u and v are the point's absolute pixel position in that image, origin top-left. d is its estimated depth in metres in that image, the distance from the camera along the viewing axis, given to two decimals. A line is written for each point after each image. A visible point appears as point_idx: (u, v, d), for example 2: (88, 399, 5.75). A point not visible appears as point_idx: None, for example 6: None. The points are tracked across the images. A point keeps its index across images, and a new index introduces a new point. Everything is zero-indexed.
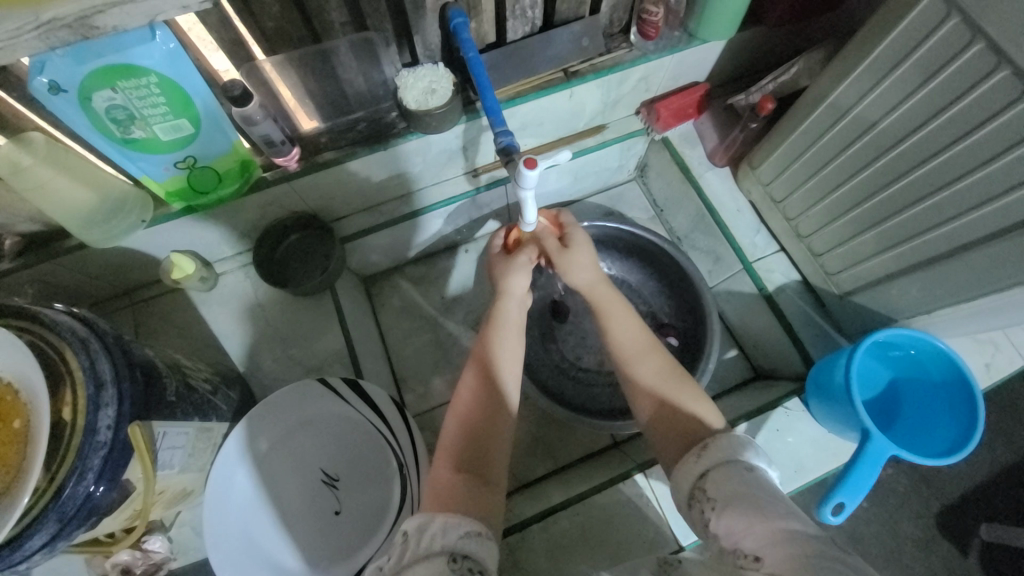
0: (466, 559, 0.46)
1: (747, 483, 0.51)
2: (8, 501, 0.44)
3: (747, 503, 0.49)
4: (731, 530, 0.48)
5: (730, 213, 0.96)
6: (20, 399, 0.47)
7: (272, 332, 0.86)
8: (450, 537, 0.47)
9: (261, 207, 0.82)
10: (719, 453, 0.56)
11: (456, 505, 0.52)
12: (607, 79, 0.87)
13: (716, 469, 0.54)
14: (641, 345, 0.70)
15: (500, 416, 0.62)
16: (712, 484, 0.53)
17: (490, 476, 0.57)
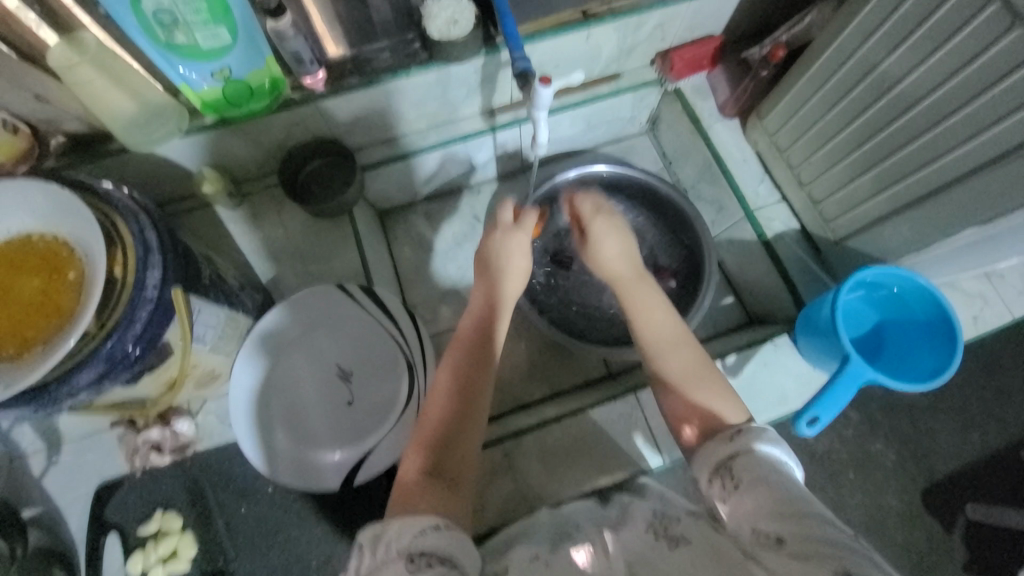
0: (425, 557, 0.42)
1: (770, 471, 0.51)
2: (62, 335, 0.49)
3: (767, 492, 0.49)
4: (749, 512, 0.49)
5: (736, 162, 0.99)
6: (76, 254, 0.53)
7: (291, 249, 0.91)
8: (406, 538, 0.43)
9: (287, 127, 0.86)
10: (743, 442, 0.54)
11: (425, 506, 0.48)
12: (624, 22, 0.90)
13: (740, 455, 0.53)
14: (667, 332, 0.68)
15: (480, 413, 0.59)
16: (736, 467, 0.53)
17: (458, 482, 0.54)
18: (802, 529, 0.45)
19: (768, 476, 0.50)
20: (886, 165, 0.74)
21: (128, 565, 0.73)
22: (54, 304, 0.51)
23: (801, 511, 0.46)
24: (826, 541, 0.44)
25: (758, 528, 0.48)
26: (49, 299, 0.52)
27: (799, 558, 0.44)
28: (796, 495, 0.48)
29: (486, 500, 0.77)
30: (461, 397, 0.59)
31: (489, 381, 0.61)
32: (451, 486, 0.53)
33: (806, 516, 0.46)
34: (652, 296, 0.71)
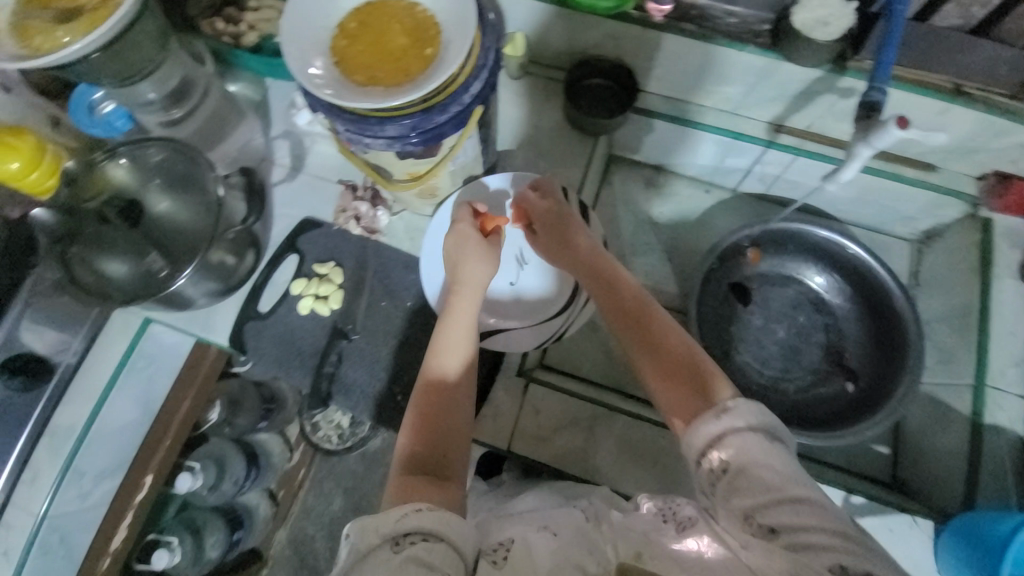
0: (410, 536, 0.48)
1: (760, 454, 0.51)
2: (401, 91, 0.59)
3: (762, 474, 0.50)
4: (744, 501, 0.49)
5: (1004, 330, 0.82)
6: (439, 37, 0.61)
7: (532, 138, 0.97)
8: (391, 522, 0.48)
9: (604, 35, 0.89)
10: (739, 414, 0.53)
11: (415, 496, 0.52)
12: (993, 120, 0.77)
13: (727, 434, 0.53)
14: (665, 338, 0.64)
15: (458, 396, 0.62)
16: (726, 446, 0.52)
17: (445, 471, 0.57)
18: (792, 518, 0.47)
19: (759, 460, 0.51)
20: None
21: (292, 283, 0.86)
22: (408, 63, 0.61)
23: (789, 496, 0.48)
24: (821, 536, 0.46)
25: (751, 517, 0.48)
26: (406, 57, 0.61)
27: (800, 548, 0.46)
28: (790, 480, 0.50)
29: (553, 439, 0.80)
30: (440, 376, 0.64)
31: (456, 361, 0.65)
32: (437, 476, 0.56)
33: (793, 504, 0.48)
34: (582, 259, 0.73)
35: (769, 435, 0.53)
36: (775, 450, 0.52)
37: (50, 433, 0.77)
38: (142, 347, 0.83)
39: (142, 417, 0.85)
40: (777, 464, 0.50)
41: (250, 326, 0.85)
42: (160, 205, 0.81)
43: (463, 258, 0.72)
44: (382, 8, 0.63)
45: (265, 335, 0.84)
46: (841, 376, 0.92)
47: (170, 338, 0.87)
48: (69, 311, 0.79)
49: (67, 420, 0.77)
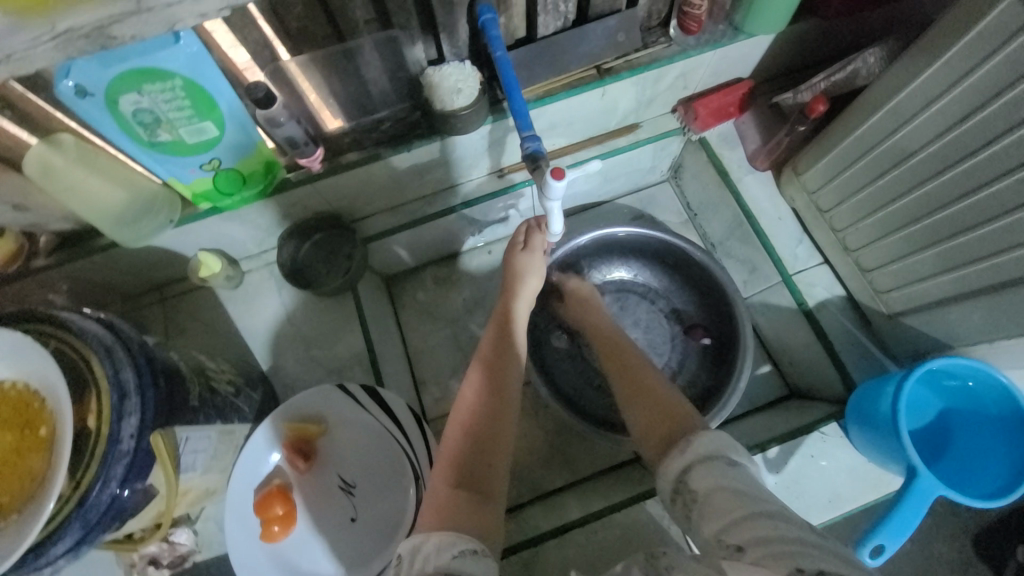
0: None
1: (730, 478, 0.50)
2: (34, 507, 0.45)
3: (727, 495, 0.48)
4: (711, 523, 0.47)
5: (771, 221, 0.90)
6: (46, 405, 0.48)
7: (295, 334, 0.87)
8: (444, 557, 0.48)
9: (285, 207, 0.81)
10: (709, 448, 0.54)
11: (455, 520, 0.52)
12: (641, 77, 0.82)
13: (697, 465, 0.53)
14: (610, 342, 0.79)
15: (505, 410, 0.62)
16: (696, 479, 0.52)
17: (491, 487, 0.56)
18: (755, 529, 0.44)
19: (728, 485, 0.49)
20: (890, 208, 0.71)
21: None
22: (22, 468, 0.47)
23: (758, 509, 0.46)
24: (780, 536, 0.42)
25: (721, 535, 0.46)
26: (18, 460, 0.47)
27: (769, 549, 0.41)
28: (757, 496, 0.48)
29: None
30: (487, 391, 0.64)
31: (507, 412, 0.62)
32: (483, 497, 0.55)
33: (764, 515, 0.45)
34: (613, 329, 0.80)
35: (730, 459, 0.53)
36: (749, 479, 0.50)
37: None
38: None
39: None
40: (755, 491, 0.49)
41: None
42: None
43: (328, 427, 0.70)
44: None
45: None
46: (696, 336, 0.94)
47: None
48: None
49: None
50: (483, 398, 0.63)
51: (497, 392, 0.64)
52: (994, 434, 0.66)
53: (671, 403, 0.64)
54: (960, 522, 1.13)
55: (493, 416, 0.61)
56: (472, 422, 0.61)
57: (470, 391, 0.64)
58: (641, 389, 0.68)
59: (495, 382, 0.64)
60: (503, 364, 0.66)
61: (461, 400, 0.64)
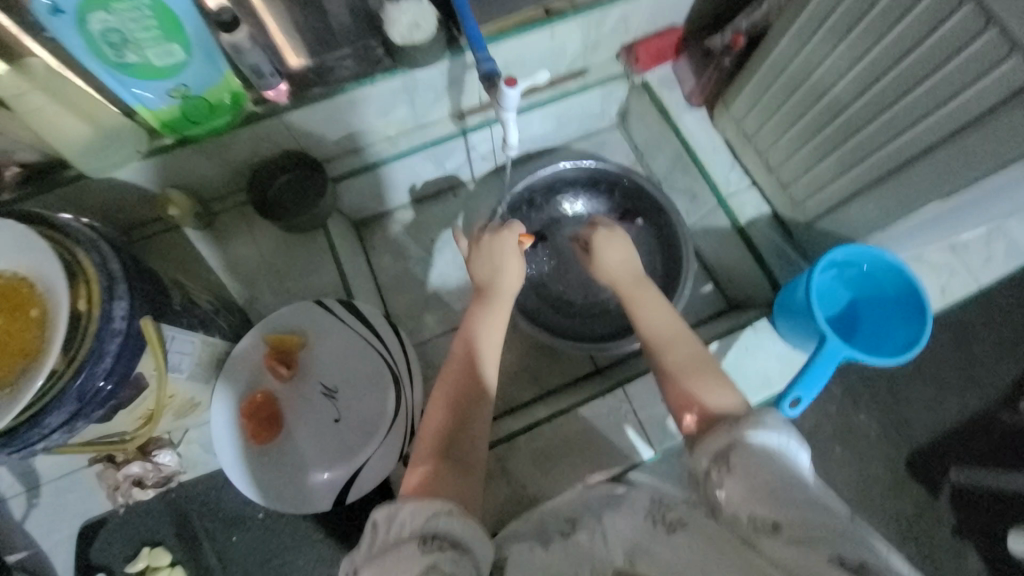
0: (437, 539, 0.48)
1: (767, 457, 0.53)
2: (30, 377, 0.47)
3: (767, 477, 0.51)
4: (740, 499, 0.50)
5: (706, 151, 1.00)
6: (36, 289, 0.50)
7: (267, 270, 0.90)
8: (420, 520, 0.49)
9: (253, 143, 0.84)
10: (743, 426, 0.56)
11: (437, 491, 0.53)
12: (584, 18, 0.90)
13: (739, 443, 0.54)
14: (668, 327, 0.72)
15: (485, 392, 0.64)
16: (736, 454, 0.54)
17: (469, 465, 0.58)
18: (796, 513, 0.47)
19: (765, 463, 0.52)
20: (800, 124, 0.82)
21: None
22: (11, 347, 0.49)
23: (795, 496, 0.49)
24: (818, 522, 0.46)
25: (754, 513, 0.49)
26: (6, 341, 0.49)
27: (801, 542, 0.46)
28: (792, 479, 0.51)
29: (483, 504, 0.76)
30: (465, 372, 0.65)
31: (489, 387, 0.64)
32: (462, 473, 0.57)
33: (801, 500, 0.49)
34: (658, 303, 0.75)
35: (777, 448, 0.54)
36: (783, 462, 0.52)
37: None
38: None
39: None
40: (784, 467, 0.52)
41: None
42: None
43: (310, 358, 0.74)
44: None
45: None
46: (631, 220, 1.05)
47: None
48: None
49: None
50: (468, 365, 0.65)
51: (478, 373, 0.65)
52: (895, 310, 0.78)
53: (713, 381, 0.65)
54: None
55: (473, 392, 0.64)
56: (457, 386, 0.63)
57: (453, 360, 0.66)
58: (682, 371, 0.67)
59: (474, 351, 0.66)
60: (486, 331, 0.68)
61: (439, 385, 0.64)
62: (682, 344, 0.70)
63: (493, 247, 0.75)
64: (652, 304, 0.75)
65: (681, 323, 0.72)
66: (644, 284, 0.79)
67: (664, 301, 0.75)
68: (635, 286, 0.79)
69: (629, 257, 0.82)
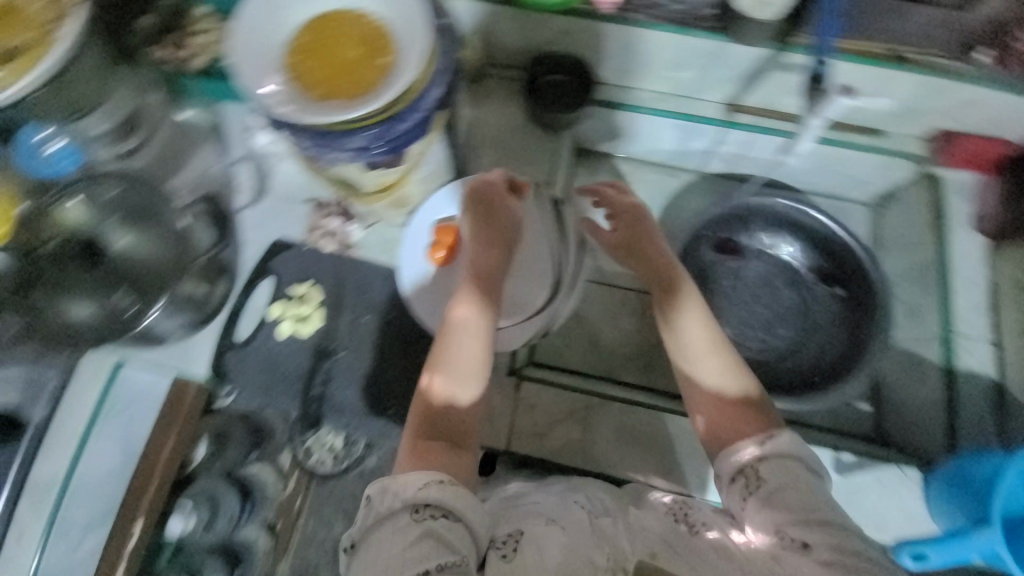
0: (428, 509, 0.52)
1: (801, 478, 0.55)
2: (363, 103, 0.60)
3: (797, 494, 0.54)
4: (775, 517, 0.53)
5: (962, 280, 0.88)
6: (392, 46, 0.63)
7: (498, 139, 0.98)
8: (412, 490, 0.53)
9: (556, 32, 0.89)
10: (780, 447, 0.57)
11: (431, 463, 0.56)
12: (929, 81, 0.81)
13: (772, 458, 0.56)
14: (701, 340, 0.67)
15: (479, 346, 0.67)
16: (764, 470, 0.56)
17: (462, 440, 0.61)
18: (821, 536, 0.51)
19: (798, 483, 0.54)
20: None
21: (270, 306, 0.87)
22: (366, 80, 0.62)
23: (821, 516, 0.52)
24: (849, 548, 0.50)
25: (784, 531, 0.52)
26: (363, 72, 0.63)
27: (829, 562, 0.49)
28: (824, 504, 0.53)
29: (561, 433, 0.86)
30: (460, 334, 0.67)
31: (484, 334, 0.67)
32: (454, 445, 0.60)
33: (832, 523, 0.52)
34: (699, 310, 0.69)
35: (807, 466, 0.57)
36: (818, 487, 0.55)
37: (29, 491, 0.74)
38: (115, 392, 0.80)
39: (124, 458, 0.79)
40: (823, 497, 0.54)
41: (229, 355, 0.86)
42: (121, 241, 0.78)
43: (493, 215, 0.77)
44: (304, 20, 0.64)
45: (255, 356, 0.86)
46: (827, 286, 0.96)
47: (145, 376, 0.84)
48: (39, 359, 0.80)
49: (48, 475, 0.75)
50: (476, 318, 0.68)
51: (475, 325, 0.68)
52: None
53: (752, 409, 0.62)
54: None
55: (479, 346, 0.66)
56: (467, 342, 0.66)
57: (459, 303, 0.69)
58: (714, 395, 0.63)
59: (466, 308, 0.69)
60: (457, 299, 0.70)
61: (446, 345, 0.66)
62: (722, 355, 0.66)
63: (635, 229, 0.81)
64: (690, 312, 0.69)
65: (717, 334, 0.67)
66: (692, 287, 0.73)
67: (706, 311, 0.69)
68: (670, 278, 0.75)
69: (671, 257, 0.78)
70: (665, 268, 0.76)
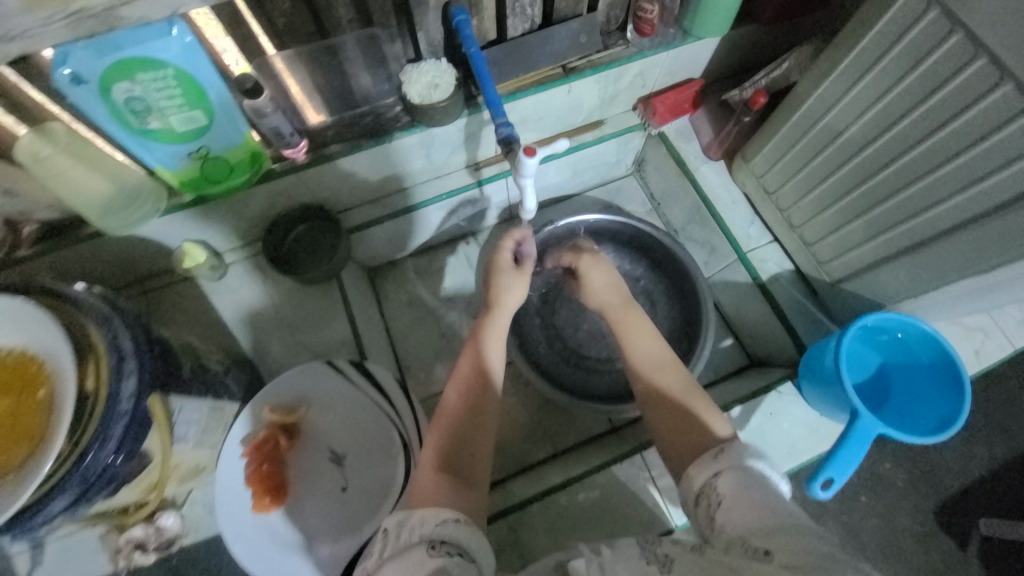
0: (445, 545, 0.47)
1: (758, 486, 0.53)
2: (36, 462, 0.46)
3: (754, 507, 0.50)
4: (740, 529, 0.49)
5: (725, 204, 0.98)
6: (45, 367, 0.49)
7: (280, 320, 0.90)
8: (429, 528, 0.48)
9: (269, 198, 0.84)
10: (735, 457, 0.56)
11: (439, 500, 0.53)
12: (602, 75, 0.90)
13: (728, 472, 0.55)
14: (655, 356, 0.72)
15: (489, 399, 0.65)
16: (723, 485, 0.54)
17: (472, 475, 0.58)
18: (790, 542, 0.46)
19: (758, 496, 0.51)
20: (827, 184, 0.79)
21: None
22: (24, 429, 0.48)
23: (781, 522, 0.48)
24: (810, 548, 0.45)
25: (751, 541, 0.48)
26: (19, 422, 0.48)
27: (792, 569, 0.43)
28: (791, 514, 0.49)
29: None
30: (469, 403, 0.64)
31: (489, 424, 0.63)
32: (466, 482, 0.57)
33: (788, 529, 0.47)
34: (646, 331, 0.75)
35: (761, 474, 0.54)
36: (773, 493, 0.52)
37: None
38: None
39: None
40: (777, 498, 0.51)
41: None
42: None
43: (311, 425, 0.72)
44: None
45: None
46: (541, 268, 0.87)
47: None
48: None
49: None
50: (470, 388, 0.65)
51: (479, 387, 0.66)
52: (932, 381, 0.74)
53: (704, 412, 0.65)
54: (919, 494, 1.22)
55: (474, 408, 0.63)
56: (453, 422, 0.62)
57: (451, 395, 0.65)
58: (681, 408, 0.66)
59: (471, 398, 0.64)
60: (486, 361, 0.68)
61: (439, 415, 0.64)
62: (672, 371, 0.70)
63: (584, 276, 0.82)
64: (642, 332, 0.75)
65: (668, 351, 0.72)
66: (632, 309, 0.78)
67: (653, 334, 0.75)
68: (623, 312, 0.78)
69: (617, 285, 0.81)
70: (614, 308, 0.79)
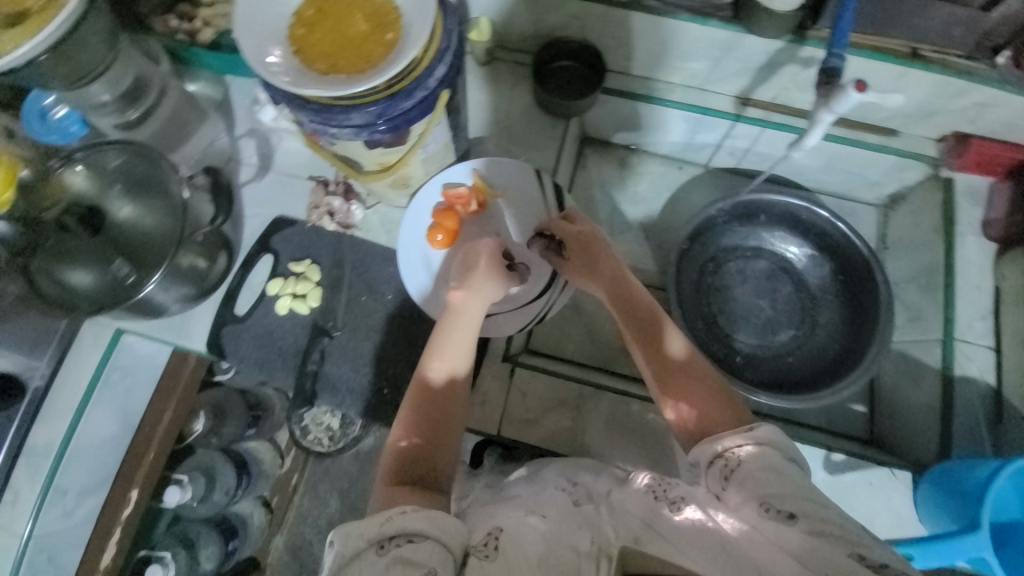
0: (393, 539, 0.44)
1: (782, 462, 0.49)
2: (365, 77, 0.59)
3: (774, 474, 0.48)
4: (760, 487, 0.47)
5: (968, 285, 0.87)
6: (400, 19, 0.61)
7: (504, 125, 0.98)
8: (376, 526, 0.45)
9: (567, 17, 0.88)
10: (764, 437, 0.51)
11: (404, 499, 0.49)
12: (945, 80, 0.78)
13: (757, 449, 0.50)
14: (668, 353, 0.62)
15: (454, 397, 0.60)
16: (746, 456, 0.50)
17: (435, 477, 0.54)
18: (818, 518, 0.45)
19: (780, 463, 0.49)
20: None
21: (269, 283, 0.86)
22: (367, 53, 0.60)
23: (799, 493, 0.47)
24: (829, 533, 0.44)
25: (769, 503, 0.46)
26: (366, 45, 0.61)
27: (812, 535, 0.44)
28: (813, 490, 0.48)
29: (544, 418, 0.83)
30: (426, 395, 0.59)
31: (455, 418, 0.59)
32: (429, 485, 0.53)
33: (817, 499, 0.47)
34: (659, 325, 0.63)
35: (783, 453, 0.51)
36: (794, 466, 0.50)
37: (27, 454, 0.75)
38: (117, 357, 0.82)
39: (122, 429, 0.84)
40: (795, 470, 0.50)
41: (228, 330, 0.85)
42: (122, 210, 0.76)
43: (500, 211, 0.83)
44: None
45: (246, 336, 0.85)
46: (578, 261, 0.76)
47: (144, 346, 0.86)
48: (40, 326, 0.79)
49: (45, 437, 0.76)
50: (425, 388, 0.60)
51: (441, 381, 0.60)
52: None
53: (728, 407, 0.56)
54: None
55: (430, 398, 0.59)
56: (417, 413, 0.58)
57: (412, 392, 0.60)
58: (700, 416, 0.56)
59: (427, 404, 0.59)
60: (435, 362, 0.61)
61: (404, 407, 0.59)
62: (686, 368, 0.60)
63: (593, 249, 0.71)
64: (646, 326, 0.64)
65: (672, 338, 0.62)
66: (627, 287, 0.67)
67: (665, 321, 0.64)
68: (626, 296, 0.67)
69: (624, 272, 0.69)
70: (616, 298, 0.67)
